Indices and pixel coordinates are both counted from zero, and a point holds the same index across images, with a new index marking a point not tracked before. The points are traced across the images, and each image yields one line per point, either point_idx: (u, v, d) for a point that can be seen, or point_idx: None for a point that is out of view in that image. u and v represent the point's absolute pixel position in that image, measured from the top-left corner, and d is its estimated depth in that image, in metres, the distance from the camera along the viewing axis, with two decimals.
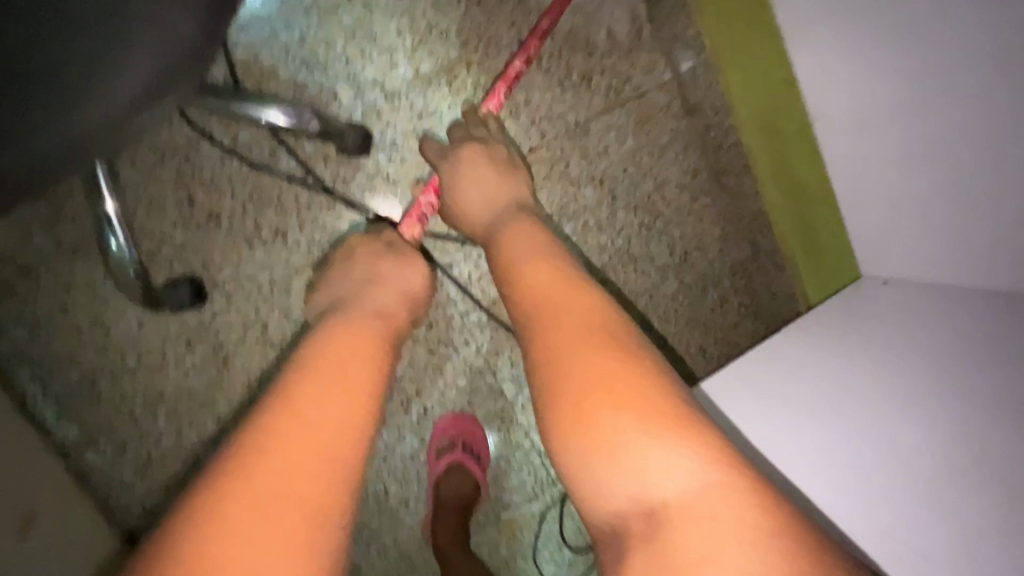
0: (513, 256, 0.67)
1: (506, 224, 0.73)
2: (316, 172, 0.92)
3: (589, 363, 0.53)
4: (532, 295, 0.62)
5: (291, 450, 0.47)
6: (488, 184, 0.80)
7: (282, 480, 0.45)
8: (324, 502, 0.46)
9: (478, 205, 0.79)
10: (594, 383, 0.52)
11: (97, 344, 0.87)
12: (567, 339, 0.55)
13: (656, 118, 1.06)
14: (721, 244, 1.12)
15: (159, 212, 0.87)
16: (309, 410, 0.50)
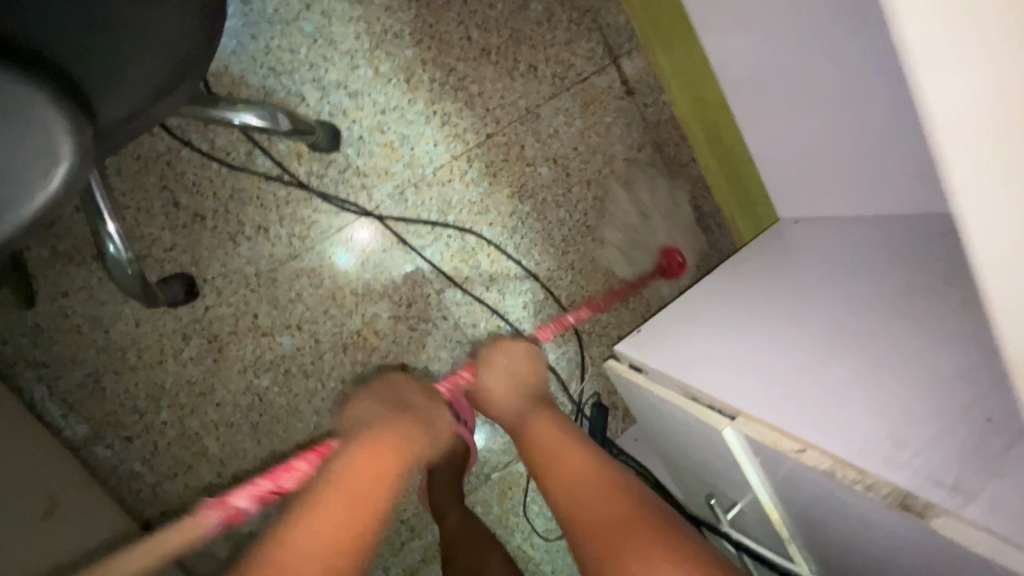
0: (502, 403, 0.84)
1: (530, 418, 0.80)
2: (290, 169, 1.00)
3: (573, 465, 0.69)
4: (535, 437, 0.76)
5: (344, 496, 0.55)
6: (516, 373, 0.86)
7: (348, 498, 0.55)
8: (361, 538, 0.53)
9: (509, 394, 0.84)
10: (611, 516, 0.61)
11: (97, 343, 0.93)
12: (554, 447, 0.73)
13: (599, 100, 1.17)
14: (668, 210, 1.24)
15: (146, 216, 0.94)
16: (335, 511, 0.54)
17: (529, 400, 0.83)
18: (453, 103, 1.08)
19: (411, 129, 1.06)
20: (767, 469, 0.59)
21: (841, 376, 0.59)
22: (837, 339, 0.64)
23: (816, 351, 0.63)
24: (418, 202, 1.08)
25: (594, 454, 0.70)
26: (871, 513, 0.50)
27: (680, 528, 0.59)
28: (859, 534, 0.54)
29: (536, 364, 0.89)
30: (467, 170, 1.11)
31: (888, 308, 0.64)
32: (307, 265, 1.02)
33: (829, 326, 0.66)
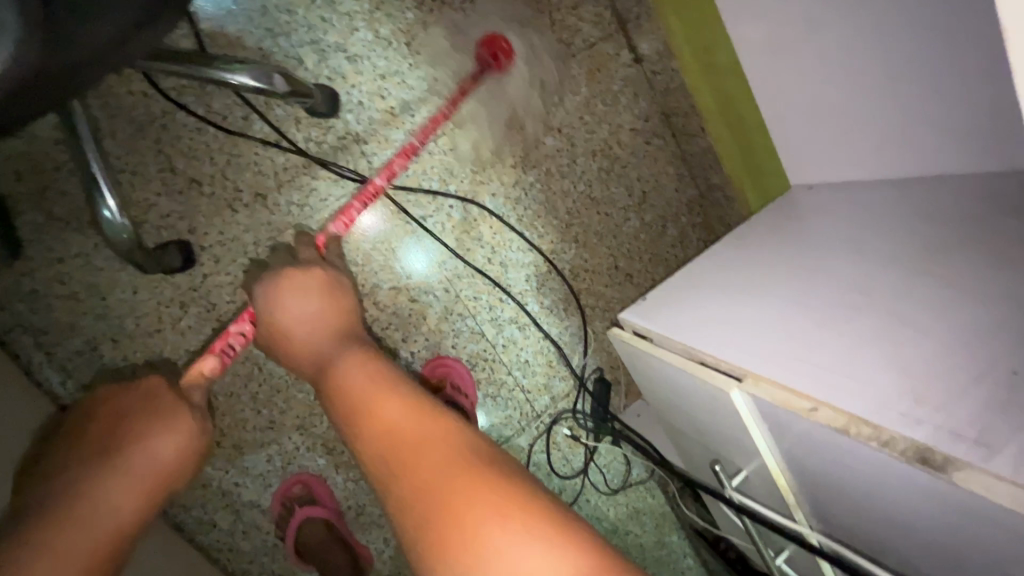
0: (349, 383, 0.77)
1: (333, 363, 0.81)
2: (289, 136, 0.97)
3: (422, 432, 0.65)
4: (349, 386, 0.77)
5: (129, 482, 0.71)
6: (297, 288, 0.85)
7: (111, 517, 0.67)
8: (149, 488, 0.73)
9: (295, 310, 0.84)
10: (467, 500, 0.56)
11: (95, 310, 0.92)
12: (388, 421, 0.68)
13: (607, 67, 1.14)
14: (676, 183, 1.21)
15: (142, 181, 0.92)
16: (129, 492, 0.71)
17: (340, 346, 0.83)
18: (456, 69, 1.05)
19: (412, 95, 1.03)
20: (778, 433, 0.57)
21: (858, 337, 0.57)
22: (854, 301, 0.61)
23: (831, 313, 0.61)
24: (419, 170, 1.06)
25: (416, 407, 0.70)
26: (888, 470, 0.48)
27: (530, 488, 0.58)
28: (873, 495, 0.51)
29: (342, 307, 0.87)
30: (469, 138, 1.08)
31: (909, 269, 0.62)
32: (306, 234, 1.00)
33: (845, 289, 0.63)
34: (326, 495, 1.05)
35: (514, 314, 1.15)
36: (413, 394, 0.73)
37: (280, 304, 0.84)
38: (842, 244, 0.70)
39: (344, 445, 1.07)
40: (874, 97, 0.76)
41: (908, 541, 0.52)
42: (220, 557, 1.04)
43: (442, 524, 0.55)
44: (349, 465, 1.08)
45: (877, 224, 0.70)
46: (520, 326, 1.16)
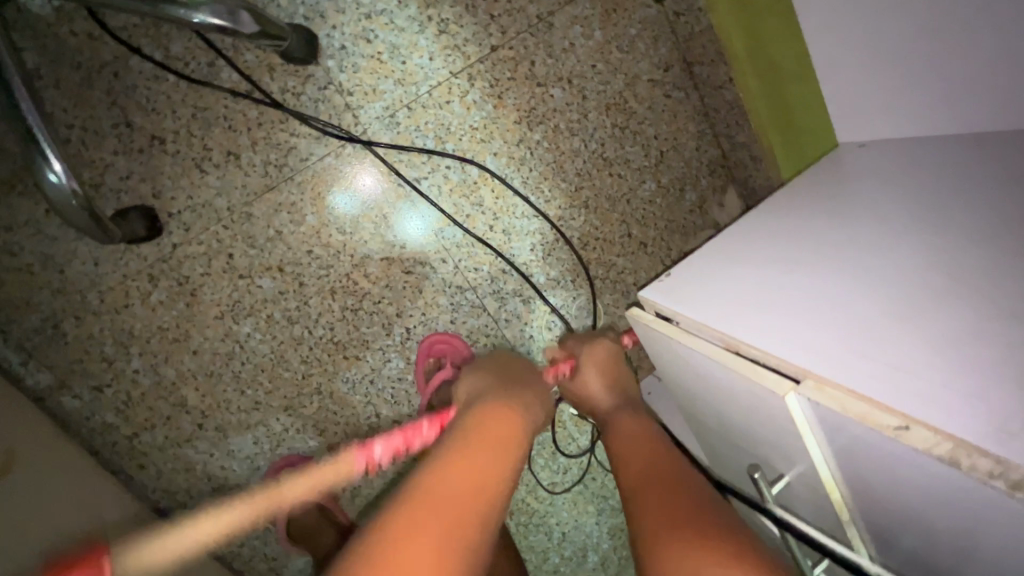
0: (620, 434, 0.73)
1: (616, 416, 0.79)
2: (262, 86, 0.85)
3: (657, 462, 0.64)
4: (630, 432, 0.72)
5: (434, 504, 0.50)
6: (608, 370, 0.86)
7: (445, 489, 0.52)
8: (493, 491, 0.55)
9: (604, 389, 0.84)
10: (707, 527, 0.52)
11: (53, 284, 0.82)
12: (640, 467, 0.65)
13: (623, 7, 1.00)
14: (695, 142, 1.09)
15: (95, 138, 0.81)
16: (462, 472, 0.54)
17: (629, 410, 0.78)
18: (452, 8, 0.92)
19: (403, 39, 0.91)
20: (837, 439, 0.48)
21: (933, 332, 0.48)
22: (924, 285, 0.52)
23: (896, 301, 0.52)
24: (412, 126, 0.94)
25: (662, 444, 0.69)
26: (1009, 519, 0.38)
27: (730, 518, 0.55)
28: (971, 535, 0.42)
29: (619, 373, 0.87)
30: (468, 90, 0.96)
31: (993, 249, 0.52)
32: (287, 199, 0.90)
33: (910, 272, 0.54)
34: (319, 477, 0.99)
35: (518, 287, 1.06)
36: (666, 448, 0.67)
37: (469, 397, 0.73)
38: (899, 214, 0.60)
39: (335, 426, 1.01)
40: (949, 34, 0.64)
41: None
42: None
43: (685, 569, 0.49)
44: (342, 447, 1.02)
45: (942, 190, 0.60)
46: (525, 300, 1.07)
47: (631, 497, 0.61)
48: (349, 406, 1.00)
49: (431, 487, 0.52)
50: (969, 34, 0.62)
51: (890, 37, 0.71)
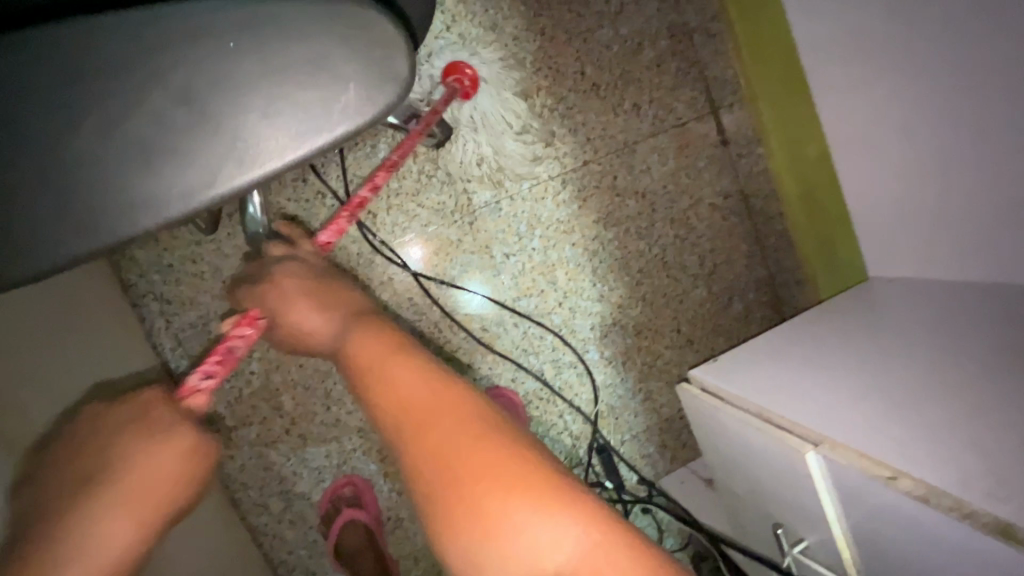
0: (394, 377, 0.59)
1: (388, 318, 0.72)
2: (407, 166, 1.10)
3: (444, 421, 0.54)
4: (394, 385, 0.58)
5: (403, 407, 0.56)
6: (321, 293, 0.70)
7: (401, 387, 0.58)
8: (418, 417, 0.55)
9: (322, 315, 0.68)
10: (484, 496, 0.49)
11: (214, 290, 1.03)
12: (403, 394, 0.57)
13: (695, 145, 1.23)
14: (746, 260, 1.26)
15: (278, 186, 1.05)
16: (414, 375, 0.59)
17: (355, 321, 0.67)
18: (559, 129, 1.17)
19: (516, 146, 1.15)
20: (846, 493, 0.59)
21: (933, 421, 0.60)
22: (937, 388, 0.63)
23: (907, 397, 0.63)
24: (511, 212, 1.15)
25: (476, 412, 0.56)
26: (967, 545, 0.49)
27: (578, 491, 0.51)
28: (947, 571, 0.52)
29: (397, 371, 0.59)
30: (560, 191, 1.18)
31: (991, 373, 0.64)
32: (403, 253, 1.11)
33: (920, 376, 0.66)
34: (372, 500, 1.10)
35: (575, 360, 1.20)
36: (453, 390, 0.58)
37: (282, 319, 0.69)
38: (913, 335, 0.74)
39: (395, 455, 1.13)
40: (969, 200, 0.81)
41: None
42: (264, 541, 1.09)
43: (475, 518, 0.49)
44: (396, 475, 1.13)
45: (951, 322, 0.74)
46: (577, 373, 1.21)
47: (408, 436, 0.55)
48: None
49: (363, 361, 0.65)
50: (989, 210, 0.78)
51: (921, 199, 0.89)
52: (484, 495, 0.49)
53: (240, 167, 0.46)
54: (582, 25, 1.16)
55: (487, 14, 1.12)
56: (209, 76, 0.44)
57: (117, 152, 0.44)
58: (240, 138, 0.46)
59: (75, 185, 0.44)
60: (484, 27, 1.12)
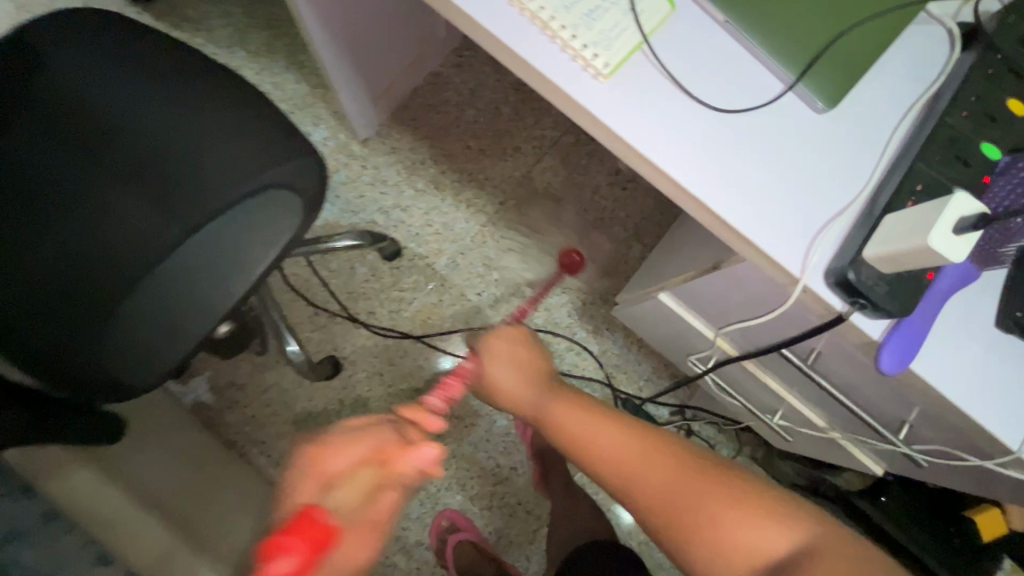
0: (572, 431, 0.61)
1: (549, 404, 0.66)
2: (381, 268, 1.45)
3: (621, 450, 0.57)
4: (572, 435, 0.60)
5: (619, 467, 0.57)
6: (515, 357, 0.72)
7: (616, 457, 0.57)
8: (631, 469, 0.56)
9: (511, 376, 0.69)
10: (725, 526, 0.52)
11: (289, 419, 1.35)
12: (621, 457, 0.57)
13: (573, 150, 1.56)
14: (657, 208, 1.54)
15: (302, 326, 1.41)
16: (593, 420, 0.61)
17: (554, 396, 0.66)
18: (471, 190, 1.52)
19: (449, 217, 1.50)
20: None
21: None
22: None
23: None
24: (467, 263, 1.48)
25: (659, 438, 0.59)
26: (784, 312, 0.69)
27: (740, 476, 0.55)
28: None
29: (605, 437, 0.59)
30: (494, 231, 1.50)
31: None
32: (406, 329, 1.43)
33: None
34: (467, 522, 1.32)
35: (569, 343, 1.47)
36: (614, 418, 0.61)
37: (485, 374, 0.71)
38: None
39: (471, 479, 1.36)
40: None
41: (800, 382, 0.69)
42: None
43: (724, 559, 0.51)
44: (479, 495, 1.35)
45: None
46: (576, 352, 1.46)
47: (625, 484, 0.56)
48: (477, 461, 1.36)
49: (580, 443, 0.60)
50: None
51: None
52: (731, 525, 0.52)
53: (238, 247, 0.67)
54: (452, 116, 1.55)
55: (386, 144, 1.52)
56: (210, 187, 0.68)
57: (174, 262, 0.66)
58: (239, 262, 0.67)
59: (165, 303, 0.65)
60: (387, 153, 1.52)
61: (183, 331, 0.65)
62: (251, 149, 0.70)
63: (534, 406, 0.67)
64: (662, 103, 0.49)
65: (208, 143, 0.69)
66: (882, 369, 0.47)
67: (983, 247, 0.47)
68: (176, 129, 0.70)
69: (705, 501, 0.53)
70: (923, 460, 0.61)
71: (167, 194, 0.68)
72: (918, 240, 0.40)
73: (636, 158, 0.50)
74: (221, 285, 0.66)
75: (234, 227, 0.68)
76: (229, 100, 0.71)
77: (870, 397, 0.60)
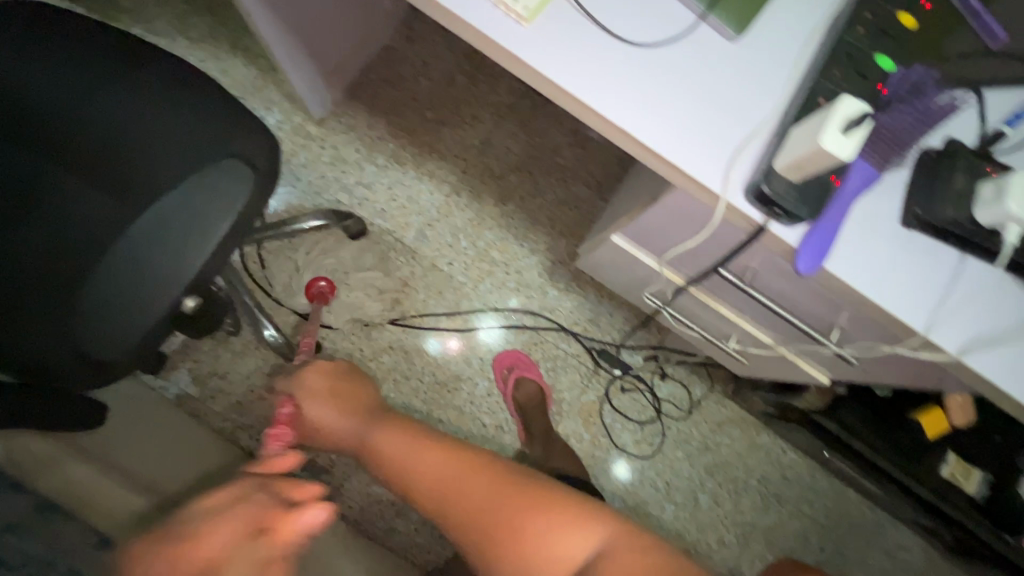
0: (398, 457, 0.78)
1: (369, 432, 0.84)
2: (350, 247, 1.46)
3: (451, 477, 0.73)
4: (384, 454, 0.80)
5: (446, 483, 0.72)
6: (337, 396, 0.91)
7: (428, 472, 0.75)
8: (461, 480, 0.72)
9: (337, 414, 0.88)
10: (523, 520, 0.67)
11: (276, 402, 1.37)
12: (433, 475, 0.74)
13: (530, 113, 1.58)
14: (616, 164, 1.57)
15: (278, 311, 1.42)
16: (426, 450, 0.77)
17: (365, 424, 0.86)
18: (433, 162, 1.53)
19: (413, 190, 1.51)
20: None
21: None
22: None
23: None
24: (435, 234, 1.50)
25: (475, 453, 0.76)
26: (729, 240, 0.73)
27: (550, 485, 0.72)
28: None
29: (396, 444, 0.80)
30: (459, 200, 1.52)
31: None
32: (382, 304, 1.45)
33: None
34: None
35: (542, 303, 1.50)
36: (444, 443, 0.78)
37: (301, 412, 0.89)
38: None
39: None
40: None
41: (749, 305, 0.73)
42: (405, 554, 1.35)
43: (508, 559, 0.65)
44: None
45: None
46: (550, 311, 1.50)
47: (435, 502, 0.72)
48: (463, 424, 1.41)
49: (395, 465, 0.78)
50: None
51: None
52: (527, 523, 0.67)
53: (194, 215, 0.66)
54: (407, 89, 1.55)
55: (342, 123, 1.52)
56: (163, 168, 0.69)
57: (131, 237, 0.65)
58: (197, 230, 0.65)
59: (128, 279, 0.64)
60: (345, 131, 1.52)
61: (150, 304, 0.64)
62: (201, 129, 0.71)
63: (355, 432, 0.86)
64: (584, 43, 0.53)
65: (156, 125, 0.70)
66: (800, 271, 0.51)
67: (878, 145, 0.51)
68: (119, 113, 0.70)
69: (466, 520, 0.69)
70: (851, 357, 0.67)
71: (120, 180, 0.69)
72: (813, 143, 0.44)
73: (565, 97, 0.53)
74: (182, 255, 0.65)
75: (187, 195, 0.66)
76: (172, 82, 0.72)
77: (804, 305, 0.65)
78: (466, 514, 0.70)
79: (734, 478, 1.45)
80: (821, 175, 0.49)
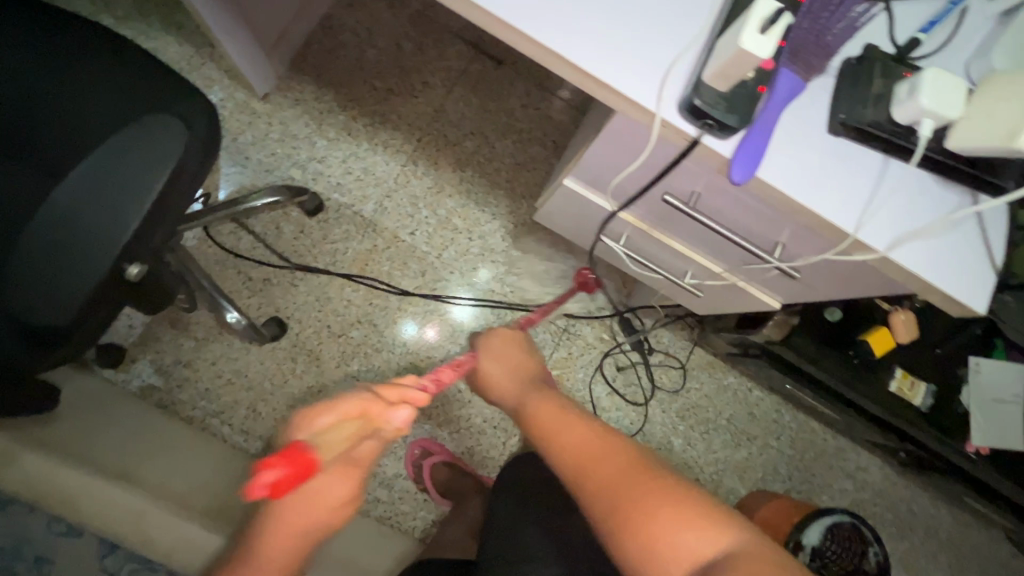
0: (543, 422, 0.67)
1: (528, 397, 0.74)
2: (308, 224, 1.44)
3: (596, 450, 0.60)
4: (533, 417, 0.69)
5: (586, 453, 0.60)
6: (509, 359, 0.83)
7: (573, 445, 0.61)
8: (608, 451, 0.60)
9: (503, 376, 0.80)
10: (659, 511, 0.52)
11: (244, 385, 1.35)
12: (577, 447, 0.61)
13: (481, 77, 1.56)
14: (571, 124, 1.58)
15: (238, 294, 1.39)
16: (579, 423, 0.65)
17: (531, 391, 0.75)
18: (386, 132, 1.50)
19: (368, 162, 1.49)
20: None
21: None
22: None
23: None
24: (394, 205, 1.49)
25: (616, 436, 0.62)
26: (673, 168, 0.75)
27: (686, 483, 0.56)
28: None
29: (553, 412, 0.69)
30: (416, 169, 1.51)
31: None
32: (345, 279, 1.43)
33: None
34: (439, 446, 1.35)
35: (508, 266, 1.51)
36: (584, 416, 0.66)
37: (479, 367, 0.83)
38: None
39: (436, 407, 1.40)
40: None
41: (694, 231, 0.76)
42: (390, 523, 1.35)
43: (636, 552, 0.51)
44: (446, 422, 1.39)
45: None
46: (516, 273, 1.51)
47: (574, 471, 0.60)
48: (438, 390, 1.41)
49: (542, 427, 0.66)
50: None
51: None
52: (663, 515, 0.52)
53: (124, 177, 0.63)
54: (352, 59, 1.51)
55: (288, 97, 1.47)
56: (93, 137, 0.67)
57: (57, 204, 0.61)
58: (128, 193, 0.63)
59: (55, 245, 0.61)
60: (292, 106, 1.47)
61: (82, 271, 0.62)
62: (130, 94, 0.69)
63: (514, 400, 0.76)
64: None
65: (81, 94, 0.68)
66: (735, 181, 0.53)
67: (802, 54, 0.53)
68: (38, 83, 0.67)
69: (595, 501, 0.56)
70: (793, 271, 0.70)
71: (48, 153, 0.67)
72: (735, 45, 0.46)
73: (493, 25, 0.53)
74: (112, 220, 0.62)
75: (115, 158, 0.63)
76: (95, 48, 0.69)
77: (745, 224, 0.67)
78: (601, 493, 0.56)
79: (705, 419, 1.50)
80: (750, 84, 0.51)
